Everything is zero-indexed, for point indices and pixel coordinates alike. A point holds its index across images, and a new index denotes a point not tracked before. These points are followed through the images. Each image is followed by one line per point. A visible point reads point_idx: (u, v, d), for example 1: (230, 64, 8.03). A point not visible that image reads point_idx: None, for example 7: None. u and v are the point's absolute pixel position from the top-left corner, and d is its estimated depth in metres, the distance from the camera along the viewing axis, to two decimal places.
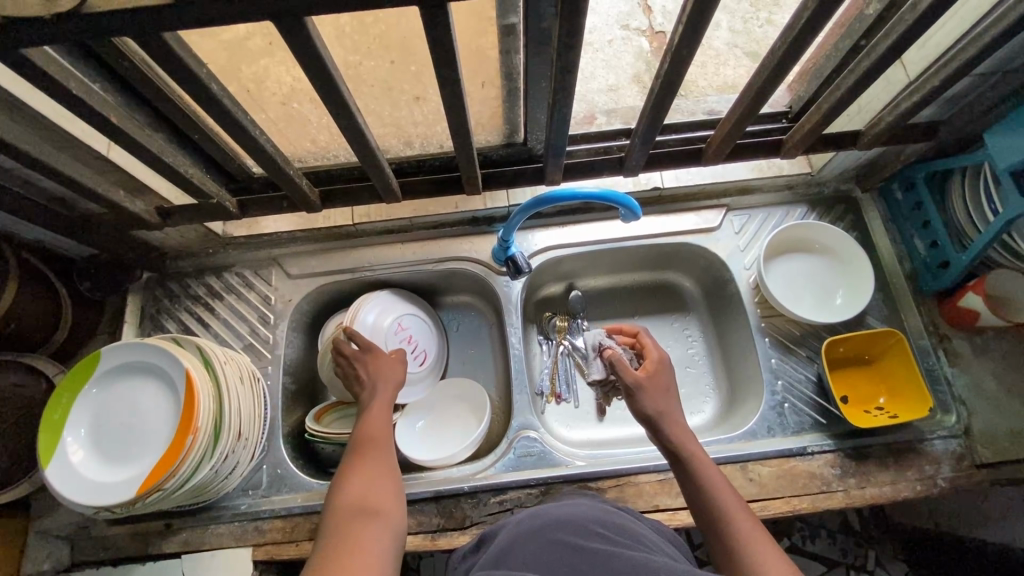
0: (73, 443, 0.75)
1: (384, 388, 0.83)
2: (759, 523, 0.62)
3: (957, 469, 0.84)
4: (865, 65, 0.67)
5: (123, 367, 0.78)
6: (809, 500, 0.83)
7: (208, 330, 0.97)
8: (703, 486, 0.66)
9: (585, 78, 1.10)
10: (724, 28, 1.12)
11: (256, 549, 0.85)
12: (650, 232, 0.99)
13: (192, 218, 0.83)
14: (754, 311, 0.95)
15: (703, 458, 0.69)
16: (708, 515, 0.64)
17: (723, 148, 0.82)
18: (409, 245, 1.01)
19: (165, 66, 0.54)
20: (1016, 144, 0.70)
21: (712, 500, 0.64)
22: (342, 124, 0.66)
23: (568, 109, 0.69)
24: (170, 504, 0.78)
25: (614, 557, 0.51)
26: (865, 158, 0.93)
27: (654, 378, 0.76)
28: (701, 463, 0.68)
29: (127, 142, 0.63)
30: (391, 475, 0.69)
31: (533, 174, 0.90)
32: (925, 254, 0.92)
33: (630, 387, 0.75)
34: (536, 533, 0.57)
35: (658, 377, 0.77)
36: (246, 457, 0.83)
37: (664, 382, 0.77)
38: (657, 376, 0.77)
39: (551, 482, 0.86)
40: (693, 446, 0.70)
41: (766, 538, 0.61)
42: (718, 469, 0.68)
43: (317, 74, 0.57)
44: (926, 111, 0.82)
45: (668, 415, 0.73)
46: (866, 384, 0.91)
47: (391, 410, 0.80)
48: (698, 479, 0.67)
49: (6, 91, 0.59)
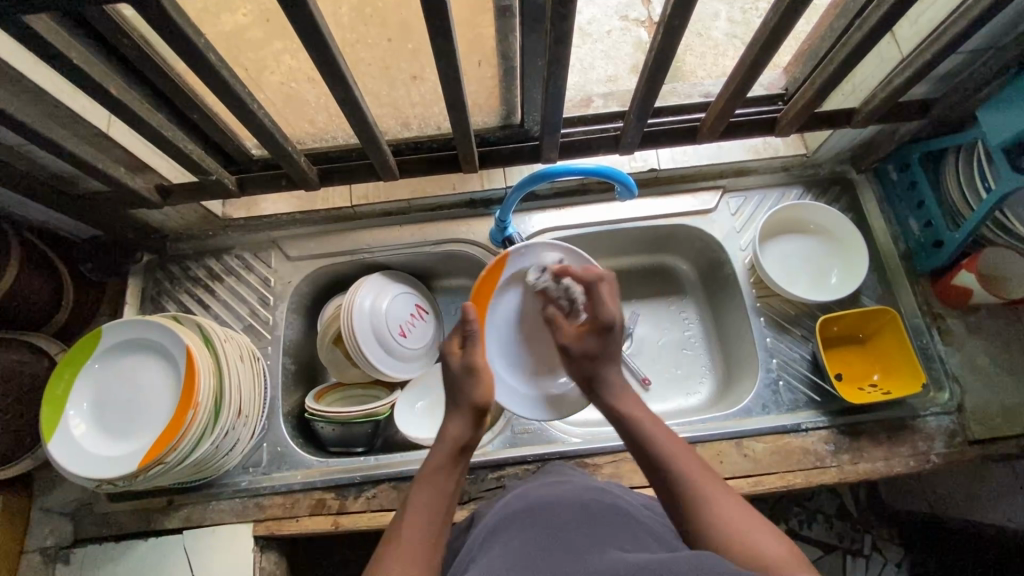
0: (75, 417, 0.76)
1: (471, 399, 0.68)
2: (713, 479, 0.60)
3: (949, 445, 0.85)
4: (858, 38, 0.68)
5: (123, 344, 0.79)
6: (803, 475, 0.85)
7: (208, 311, 0.97)
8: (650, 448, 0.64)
9: (584, 68, 1.11)
10: (722, 19, 1.12)
11: (256, 525, 0.86)
12: (647, 214, 0.99)
13: (193, 196, 0.84)
14: (750, 291, 0.96)
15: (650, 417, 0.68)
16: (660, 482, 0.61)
17: (718, 125, 0.83)
18: (407, 227, 1.01)
19: (165, 36, 0.55)
20: (1007, 119, 0.71)
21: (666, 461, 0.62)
22: (338, 97, 0.67)
23: (563, 85, 0.70)
24: (171, 479, 0.79)
25: (589, 541, 0.50)
26: (860, 138, 0.94)
27: (591, 343, 0.76)
28: (647, 420, 0.67)
29: (126, 115, 0.64)
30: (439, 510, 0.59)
31: (530, 153, 0.89)
32: (919, 234, 0.93)
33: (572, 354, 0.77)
34: (515, 519, 0.57)
35: (601, 344, 0.75)
36: (246, 434, 0.84)
37: (591, 348, 0.76)
38: (603, 342, 0.75)
39: (548, 457, 0.87)
40: (632, 407, 0.70)
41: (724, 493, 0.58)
42: (664, 424, 0.67)
43: (313, 45, 0.58)
44: (919, 90, 0.83)
45: (606, 382, 0.73)
46: (860, 363, 0.92)
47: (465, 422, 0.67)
48: (640, 435, 0.65)
49: (11, 65, 0.60)
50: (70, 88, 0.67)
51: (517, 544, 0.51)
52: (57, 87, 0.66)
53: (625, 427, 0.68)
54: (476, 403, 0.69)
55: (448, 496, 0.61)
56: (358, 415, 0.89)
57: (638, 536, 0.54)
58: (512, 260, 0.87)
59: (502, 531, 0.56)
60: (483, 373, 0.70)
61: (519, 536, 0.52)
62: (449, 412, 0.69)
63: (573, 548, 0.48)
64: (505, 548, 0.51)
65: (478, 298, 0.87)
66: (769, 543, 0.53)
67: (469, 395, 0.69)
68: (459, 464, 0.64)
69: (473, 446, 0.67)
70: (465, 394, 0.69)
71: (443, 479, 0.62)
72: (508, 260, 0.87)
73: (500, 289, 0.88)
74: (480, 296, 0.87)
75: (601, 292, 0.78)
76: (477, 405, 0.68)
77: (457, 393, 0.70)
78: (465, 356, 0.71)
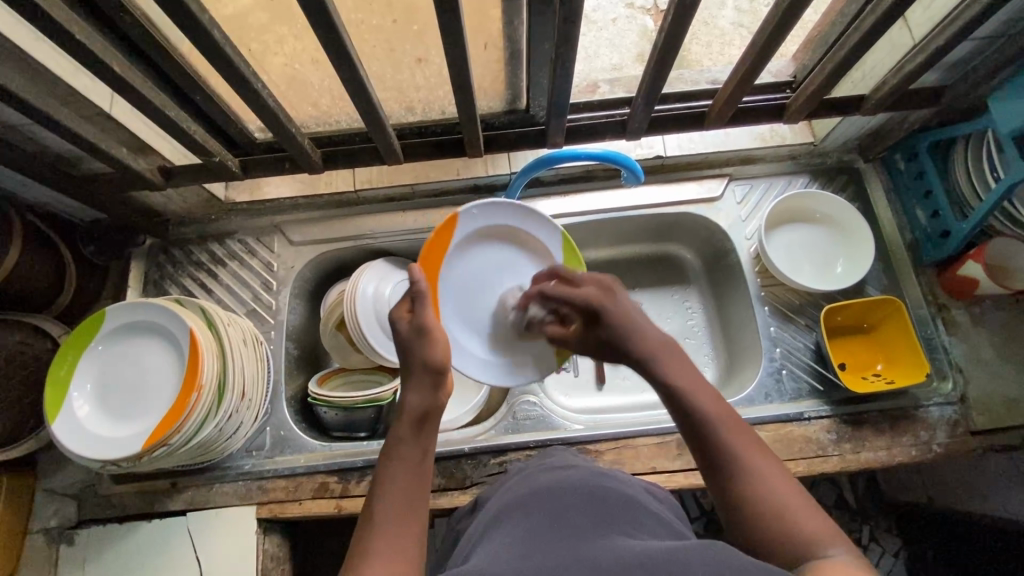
0: (78, 398, 0.76)
1: (422, 371, 0.64)
2: (761, 446, 0.56)
3: (952, 435, 0.85)
4: (870, 22, 0.67)
5: (125, 326, 0.79)
6: (805, 464, 0.85)
7: (211, 295, 0.97)
8: (697, 416, 0.57)
9: (588, 56, 1.09)
10: (730, 7, 1.11)
11: (259, 508, 0.86)
12: (653, 201, 0.99)
13: (196, 178, 0.83)
14: (754, 281, 0.95)
15: (697, 382, 0.60)
16: (709, 448, 0.56)
17: (726, 110, 0.82)
18: (410, 213, 1.01)
19: (168, 10, 0.54)
20: (1019, 108, 0.70)
21: (713, 427, 0.56)
22: (344, 77, 0.66)
23: (570, 67, 0.69)
24: (175, 461, 0.79)
25: (593, 528, 0.49)
26: (868, 126, 0.93)
27: (591, 330, 0.68)
28: (693, 388, 0.59)
29: (130, 93, 0.63)
30: (415, 494, 0.57)
31: (535, 138, 0.88)
32: (926, 224, 0.92)
33: (603, 343, 0.67)
34: (522, 503, 0.57)
35: (597, 330, 0.68)
36: (249, 418, 0.84)
37: (591, 338, 0.68)
38: (595, 327, 0.68)
39: (550, 443, 0.88)
40: (677, 372, 0.61)
41: (770, 460, 0.55)
42: (711, 388, 0.60)
43: (319, 23, 0.57)
44: (929, 77, 0.82)
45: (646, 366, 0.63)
46: (865, 353, 0.92)
47: (416, 396, 0.63)
48: (688, 406, 0.58)
49: (14, 42, 0.59)
50: (72, 67, 0.67)
51: (521, 530, 0.50)
52: (59, 65, 0.65)
53: (674, 399, 0.60)
54: (430, 364, 0.64)
55: (416, 469, 0.59)
56: (363, 400, 0.89)
57: (645, 528, 0.52)
58: (463, 217, 0.79)
59: (507, 518, 0.55)
60: (433, 332, 0.65)
61: (524, 521, 0.52)
62: (405, 383, 0.65)
63: (580, 534, 0.48)
64: (510, 533, 0.51)
65: (427, 260, 0.78)
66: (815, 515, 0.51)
67: (421, 356, 0.64)
68: (425, 433, 0.61)
69: (438, 412, 0.63)
70: (415, 356, 0.64)
71: (409, 452, 0.60)
72: (460, 218, 0.79)
73: (451, 251, 0.80)
74: (431, 256, 0.78)
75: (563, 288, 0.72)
76: (431, 366, 0.63)
77: (409, 356, 0.65)
78: (414, 317, 0.66)
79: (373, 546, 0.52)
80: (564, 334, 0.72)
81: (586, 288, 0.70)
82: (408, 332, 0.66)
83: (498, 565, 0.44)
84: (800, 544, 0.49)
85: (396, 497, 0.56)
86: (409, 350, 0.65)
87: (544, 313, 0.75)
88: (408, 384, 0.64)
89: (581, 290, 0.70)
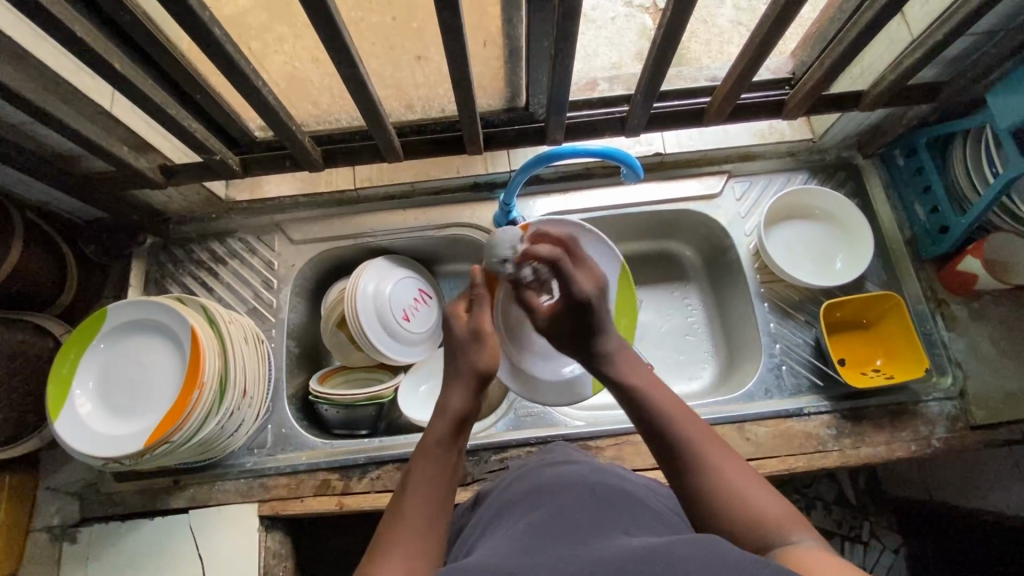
0: (81, 396, 0.76)
1: (465, 377, 0.66)
2: (719, 442, 0.58)
3: (951, 430, 0.86)
4: (868, 18, 0.67)
5: (130, 324, 0.80)
6: (805, 459, 0.85)
7: (212, 294, 0.98)
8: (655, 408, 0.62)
9: (587, 55, 1.10)
10: (728, 6, 1.11)
11: (261, 506, 0.87)
12: (652, 198, 0.99)
13: (197, 176, 0.83)
14: (754, 277, 0.96)
15: (654, 382, 0.65)
16: (668, 447, 0.59)
17: (725, 106, 0.82)
18: (410, 212, 1.01)
19: (169, 8, 0.54)
20: (1016, 103, 0.70)
21: (670, 428, 0.59)
22: (344, 75, 0.66)
23: (569, 64, 0.69)
24: (178, 458, 0.79)
25: (609, 528, 0.49)
26: (867, 122, 0.93)
27: (568, 322, 0.71)
28: (652, 386, 0.64)
29: (130, 91, 0.64)
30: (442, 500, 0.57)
31: (535, 135, 0.88)
32: (925, 220, 0.93)
33: (575, 335, 0.71)
34: (522, 501, 0.57)
35: (580, 320, 0.70)
36: (250, 416, 0.85)
37: (571, 326, 0.71)
38: (578, 319, 0.70)
39: (551, 440, 0.88)
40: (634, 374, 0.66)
41: (729, 456, 0.57)
42: (668, 390, 0.64)
43: (320, 21, 0.57)
44: (928, 73, 0.82)
45: (606, 357, 0.69)
46: (864, 348, 0.92)
47: (458, 402, 0.64)
48: (644, 406, 0.62)
49: (15, 40, 0.59)
50: (72, 65, 0.67)
51: (522, 527, 0.51)
52: (59, 64, 0.65)
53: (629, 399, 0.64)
54: (478, 370, 0.67)
55: (448, 473, 0.59)
56: (364, 397, 0.90)
57: (660, 527, 0.53)
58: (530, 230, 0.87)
59: (505, 515, 0.56)
60: (488, 339, 0.68)
61: (525, 518, 0.52)
62: (445, 384, 0.67)
63: (579, 529, 0.48)
64: (511, 530, 0.51)
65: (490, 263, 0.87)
66: (774, 506, 0.52)
67: (470, 361, 0.67)
68: (460, 439, 0.62)
69: (472, 420, 0.65)
70: (466, 360, 0.68)
71: (443, 454, 0.60)
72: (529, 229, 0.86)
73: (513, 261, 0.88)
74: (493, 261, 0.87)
75: (565, 269, 0.70)
76: (480, 373, 0.66)
77: (459, 357, 0.69)
78: (471, 320, 0.70)
79: (394, 545, 0.52)
80: (541, 311, 0.75)
81: (584, 283, 0.71)
82: (459, 338, 0.70)
83: (498, 562, 0.44)
84: (765, 531, 0.50)
85: (424, 496, 0.56)
86: (461, 352, 0.68)
87: (529, 276, 0.75)
88: (451, 389, 0.65)
89: (581, 279, 0.71)
